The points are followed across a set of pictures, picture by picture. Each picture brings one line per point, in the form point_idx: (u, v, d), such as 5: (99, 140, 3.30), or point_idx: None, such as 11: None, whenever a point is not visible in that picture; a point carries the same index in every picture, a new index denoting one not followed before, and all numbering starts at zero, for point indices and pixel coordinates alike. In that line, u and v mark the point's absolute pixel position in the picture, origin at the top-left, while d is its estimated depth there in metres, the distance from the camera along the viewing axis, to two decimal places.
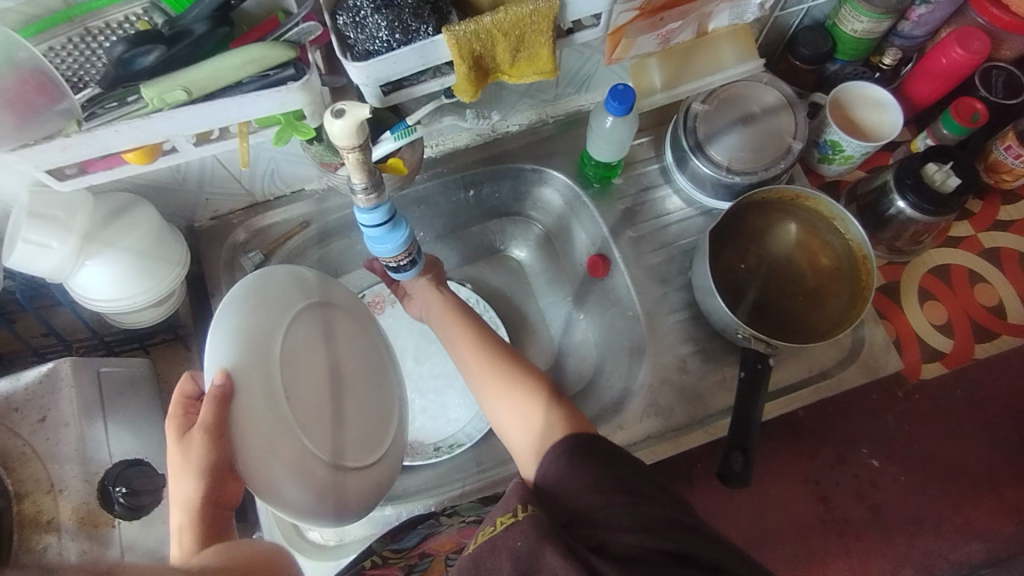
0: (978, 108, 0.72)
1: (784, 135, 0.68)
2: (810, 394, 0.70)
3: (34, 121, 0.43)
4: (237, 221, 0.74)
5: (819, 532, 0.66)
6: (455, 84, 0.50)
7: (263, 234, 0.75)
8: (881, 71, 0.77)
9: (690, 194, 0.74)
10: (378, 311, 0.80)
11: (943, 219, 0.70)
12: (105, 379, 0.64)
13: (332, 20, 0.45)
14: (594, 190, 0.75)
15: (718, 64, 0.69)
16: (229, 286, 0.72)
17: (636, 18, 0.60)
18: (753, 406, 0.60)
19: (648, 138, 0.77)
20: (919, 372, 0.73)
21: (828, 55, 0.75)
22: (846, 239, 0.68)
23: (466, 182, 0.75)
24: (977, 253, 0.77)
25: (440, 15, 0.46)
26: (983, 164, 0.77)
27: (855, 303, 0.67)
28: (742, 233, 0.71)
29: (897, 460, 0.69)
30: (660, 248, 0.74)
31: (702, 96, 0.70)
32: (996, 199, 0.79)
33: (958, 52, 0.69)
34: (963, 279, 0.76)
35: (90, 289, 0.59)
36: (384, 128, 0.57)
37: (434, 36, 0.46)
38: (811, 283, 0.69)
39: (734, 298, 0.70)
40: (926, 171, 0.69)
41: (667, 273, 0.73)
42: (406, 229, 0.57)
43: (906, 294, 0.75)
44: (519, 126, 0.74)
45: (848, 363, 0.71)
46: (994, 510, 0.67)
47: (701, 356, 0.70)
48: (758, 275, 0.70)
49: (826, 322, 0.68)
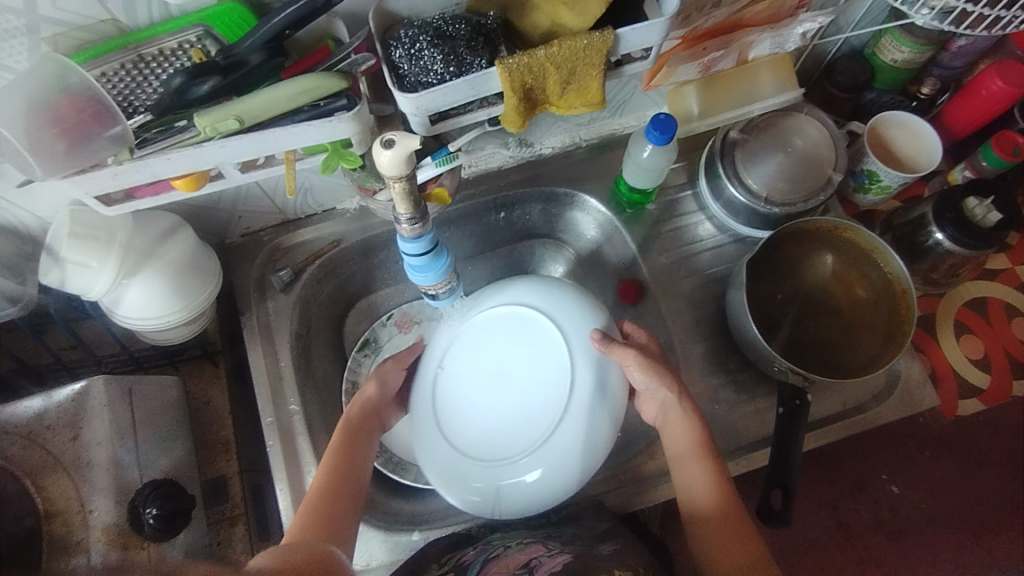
0: (1020, 141, 0.70)
1: (824, 166, 0.67)
2: (845, 429, 0.68)
3: (86, 147, 0.42)
4: (268, 239, 0.74)
5: (841, 558, 0.76)
6: (503, 114, 0.50)
7: (293, 251, 0.75)
8: (919, 100, 0.76)
9: (723, 222, 0.73)
10: (405, 331, 0.80)
11: (982, 253, 0.69)
12: (136, 397, 0.64)
13: (387, 51, 0.45)
14: (627, 214, 0.74)
15: (756, 92, 0.68)
16: (259, 304, 0.72)
17: (678, 46, 0.60)
18: (792, 442, 0.59)
19: (681, 164, 0.76)
20: (956, 409, 0.72)
21: (865, 84, 0.74)
22: (884, 273, 0.68)
23: (497, 204, 0.75)
24: (1014, 287, 0.76)
25: (492, 47, 0.46)
26: (1021, 197, 0.76)
27: (893, 338, 0.66)
28: (777, 264, 0.70)
29: (917, 487, 0.78)
30: (692, 275, 0.73)
31: (740, 125, 0.69)
32: None
33: (998, 84, 0.68)
34: (999, 313, 0.75)
35: (126, 309, 0.59)
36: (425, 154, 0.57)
37: (487, 69, 0.46)
38: (847, 317, 0.68)
39: (769, 330, 0.69)
40: (967, 205, 0.69)
41: (700, 301, 0.72)
42: (446, 258, 0.56)
43: (942, 328, 0.74)
44: (552, 148, 0.74)
45: (884, 397, 0.70)
46: (1013, 540, 0.76)
47: (734, 386, 0.69)
48: (792, 307, 0.69)
49: (863, 357, 0.67)
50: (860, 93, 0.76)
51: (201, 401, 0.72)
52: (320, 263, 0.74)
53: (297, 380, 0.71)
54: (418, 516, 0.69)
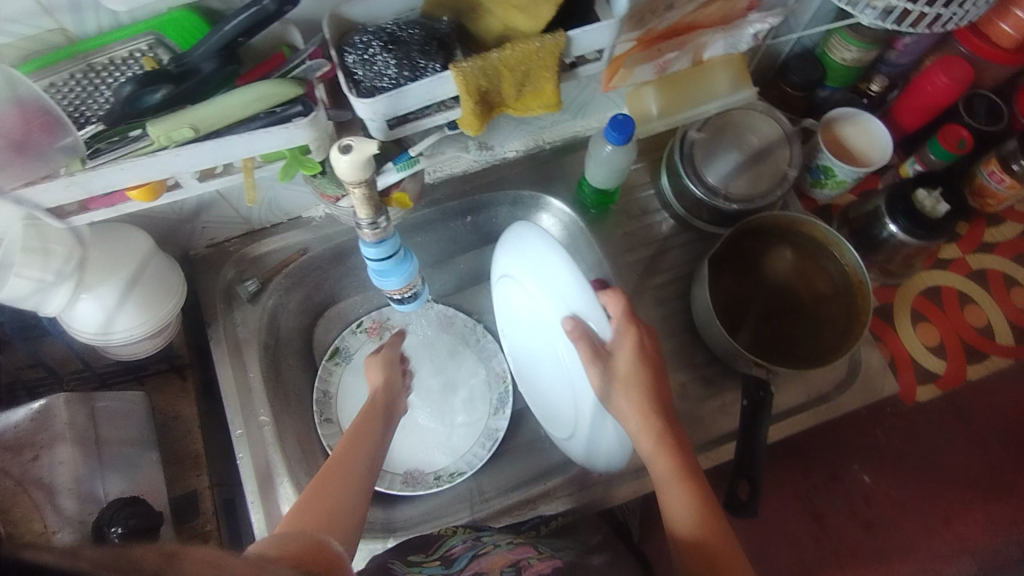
0: (964, 134, 0.73)
1: (780, 163, 0.69)
2: (809, 419, 0.70)
3: (35, 158, 0.42)
4: (234, 249, 0.73)
5: (815, 548, 0.80)
6: (461, 118, 0.51)
7: (259, 261, 0.74)
8: (869, 97, 0.79)
9: (688, 220, 0.74)
10: (376, 338, 0.80)
11: (932, 243, 0.72)
12: (99, 414, 0.63)
13: (341, 57, 0.46)
14: (592, 214, 0.75)
15: (711, 92, 0.70)
16: (226, 315, 0.72)
17: (634, 49, 0.61)
18: (758, 434, 0.61)
19: (643, 164, 0.77)
20: (914, 395, 0.74)
21: (818, 82, 0.76)
22: (841, 265, 0.70)
23: (463, 208, 0.75)
24: (966, 275, 0.79)
25: (447, 51, 0.47)
26: (970, 188, 0.79)
27: (852, 327, 0.67)
28: (740, 260, 0.71)
29: (887, 476, 0.80)
30: (657, 273, 0.75)
31: (697, 124, 0.71)
32: (982, 221, 0.81)
33: (942, 80, 0.71)
34: (953, 301, 0.78)
35: (87, 324, 0.58)
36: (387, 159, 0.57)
37: (441, 73, 0.46)
38: (809, 309, 0.70)
39: (733, 324, 0.70)
40: (917, 197, 0.71)
41: (665, 298, 0.74)
42: (411, 263, 0.57)
43: (899, 317, 0.76)
44: (516, 152, 0.73)
45: (846, 387, 0.71)
46: (983, 525, 0.79)
47: (700, 381, 0.71)
48: (757, 300, 0.71)
49: (824, 348, 0.68)
50: (813, 91, 0.78)
51: (170, 415, 0.71)
52: (287, 272, 0.74)
53: (266, 391, 0.70)
54: (392, 522, 0.69)
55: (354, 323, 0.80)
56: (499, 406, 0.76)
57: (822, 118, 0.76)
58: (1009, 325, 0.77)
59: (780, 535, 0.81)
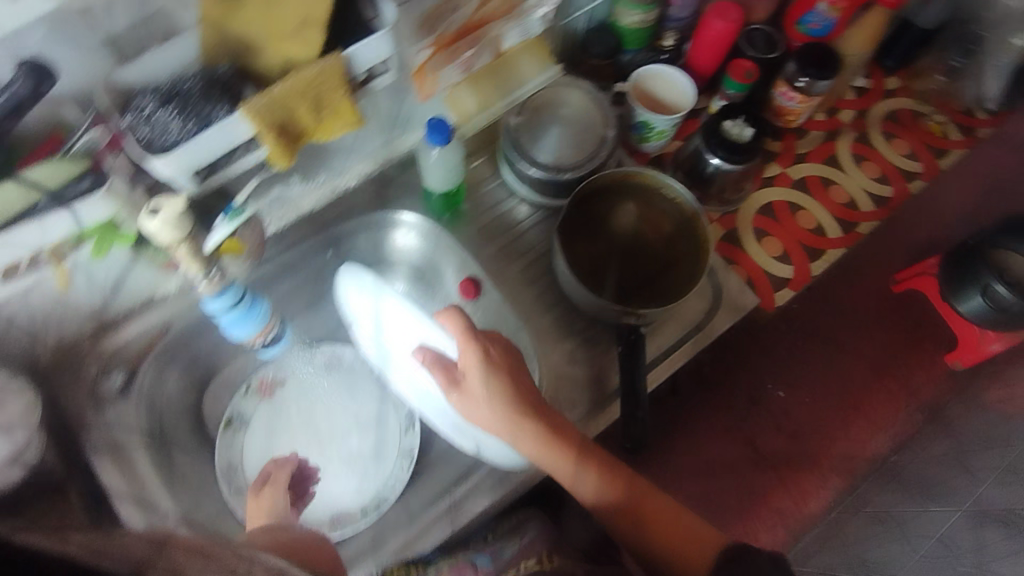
0: (749, 66, 0.81)
1: (599, 126, 0.75)
2: (690, 350, 0.75)
3: None
4: (87, 348, 0.69)
5: (756, 471, 0.78)
6: (267, 155, 0.51)
7: (119, 353, 0.70)
8: (667, 51, 0.86)
9: (535, 200, 0.78)
10: (269, 395, 0.77)
11: (751, 165, 0.79)
12: None
13: (117, 123, 0.45)
14: (446, 218, 0.78)
15: (520, 78, 0.75)
16: (97, 418, 0.68)
17: (433, 54, 0.63)
18: (637, 372, 0.68)
19: (483, 158, 0.80)
20: (773, 301, 0.84)
21: (617, 48, 0.83)
22: (676, 202, 0.75)
23: (322, 243, 0.75)
24: (790, 186, 0.89)
25: (231, 94, 0.47)
26: (772, 111, 0.88)
27: (700, 257, 0.73)
28: (587, 224, 0.75)
29: (797, 385, 0.82)
30: (522, 256, 0.78)
31: (517, 109, 0.75)
32: (791, 137, 0.91)
33: (718, 23, 0.78)
34: (785, 212, 0.87)
35: None
36: (214, 213, 0.56)
37: (230, 115, 0.47)
38: (661, 252, 0.75)
39: (597, 285, 0.74)
40: (724, 128, 0.78)
41: (535, 276, 0.77)
42: (263, 307, 0.61)
43: (745, 238, 0.85)
44: (359, 177, 0.76)
45: (715, 311, 0.77)
46: (887, 402, 0.81)
47: (587, 344, 0.74)
48: (611, 258, 0.75)
49: (681, 282, 0.73)
50: (617, 57, 0.84)
51: None
52: (155, 353, 0.71)
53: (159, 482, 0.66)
54: None
55: (241, 387, 0.76)
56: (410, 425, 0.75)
57: (630, 79, 0.82)
58: (835, 220, 0.87)
59: (717, 468, 0.78)
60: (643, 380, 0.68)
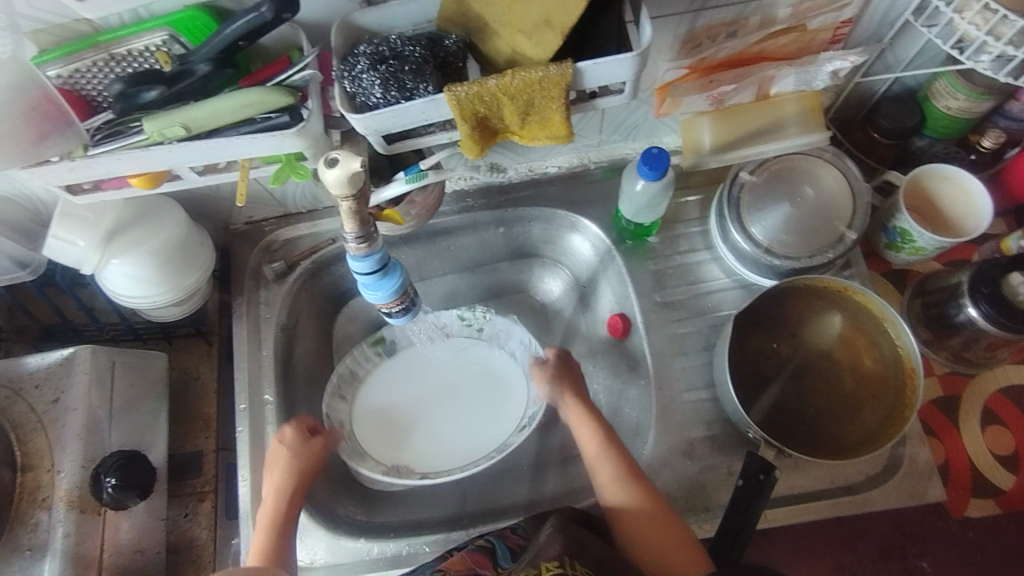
0: (646, 15, 0.49)
1: (352, 197, 0.53)
2: (882, 495, 0.72)
3: (194, 257, 0.76)
4: (269, 228, 0.88)
5: None
6: (206, 261, 0.78)
7: (290, 243, 0.88)
8: (451, 37, 0.51)
9: (435, 231, 0.86)
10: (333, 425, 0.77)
11: (840, 281, 0.71)
12: (119, 367, 0.76)
13: (101, 279, 0.72)
14: (405, 174, 0.63)
15: (314, 136, 0.53)
16: (254, 291, 0.86)
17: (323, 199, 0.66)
18: (750, 516, 0.62)
19: (448, 153, 0.63)
20: (890, 264, 0.83)
21: (355, 50, 0.52)
22: (895, 345, 0.70)
23: (431, 234, 0.86)
24: (782, 99, 0.73)
25: (186, 218, 0.76)
26: (776, 36, 0.66)
27: (893, 417, 0.69)
28: (752, 357, 0.75)
29: None
30: (657, 270, 0.83)
31: (428, 145, 0.58)
32: (783, 38, 0.66)
33: None
34: (816, 109, 0.74)
35: (126, 285, 0.72)
36: (205, 261, 0.78)
37: (182, 215, 0.75)
38: (854, 435, 0.70)
39: (756, 394, 0.74)
40: (743, 197, 0.75)
41: (688, 345, 0.80)
42: (398, 276, 0.61)
43: (731, 116, 0.75)
44: (464, 183, 0.84)
45: (880, 480, 0.72)
46: None
47: (711, 442, 0.76)
48: (789, 362, 0.75)
49: (856, 435, 0.70)
50: (411, 33, 0.53)
51: (194, 373, 0.88)
52: (137, 378, 0.78)
53: (272, 373, 0.83)
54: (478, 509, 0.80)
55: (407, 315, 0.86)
56: (526, 423, 0.79)
57: (415, 144, 0.59)
58: (805, 107, 0.73)
59: None
60: (752, 527, 0.62)
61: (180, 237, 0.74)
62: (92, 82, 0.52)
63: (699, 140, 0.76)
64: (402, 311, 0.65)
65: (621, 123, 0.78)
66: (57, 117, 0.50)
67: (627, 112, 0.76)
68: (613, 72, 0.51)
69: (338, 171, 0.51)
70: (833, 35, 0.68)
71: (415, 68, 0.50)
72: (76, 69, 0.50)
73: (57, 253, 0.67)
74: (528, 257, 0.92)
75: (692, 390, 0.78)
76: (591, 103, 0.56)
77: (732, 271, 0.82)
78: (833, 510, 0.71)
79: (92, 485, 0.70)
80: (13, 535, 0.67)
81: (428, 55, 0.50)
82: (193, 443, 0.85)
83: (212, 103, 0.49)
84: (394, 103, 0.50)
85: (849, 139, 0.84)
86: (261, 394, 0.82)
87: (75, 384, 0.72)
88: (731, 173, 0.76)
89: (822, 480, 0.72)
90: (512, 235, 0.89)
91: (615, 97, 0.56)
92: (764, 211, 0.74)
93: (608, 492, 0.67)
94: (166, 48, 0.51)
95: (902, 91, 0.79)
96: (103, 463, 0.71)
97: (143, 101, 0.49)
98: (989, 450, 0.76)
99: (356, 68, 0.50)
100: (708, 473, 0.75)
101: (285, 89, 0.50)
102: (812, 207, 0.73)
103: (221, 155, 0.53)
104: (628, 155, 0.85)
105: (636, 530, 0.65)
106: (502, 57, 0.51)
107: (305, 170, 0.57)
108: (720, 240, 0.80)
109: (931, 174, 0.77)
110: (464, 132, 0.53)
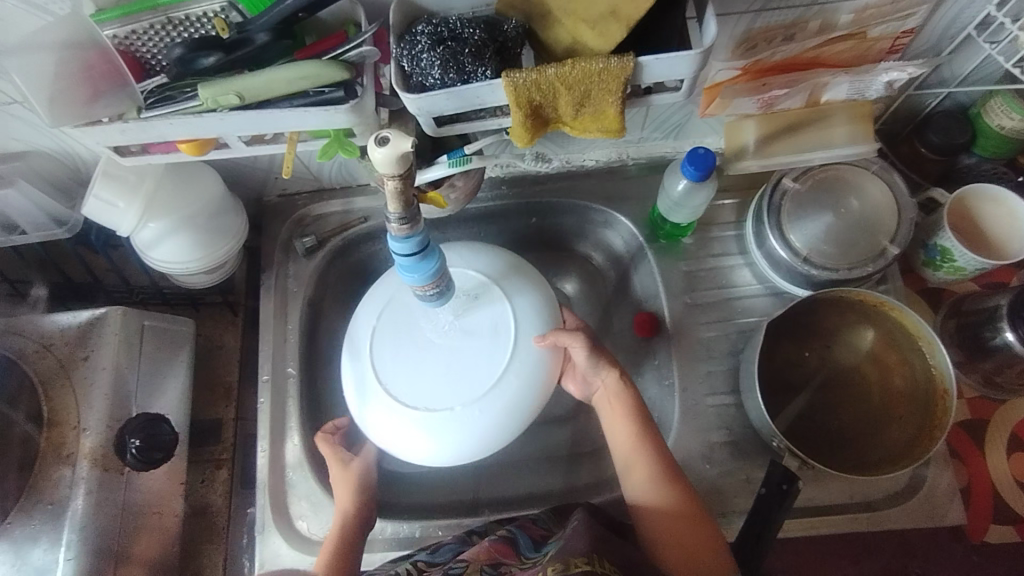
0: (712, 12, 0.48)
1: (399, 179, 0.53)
2: (901, 514, 0.71)
3: (228, 228, 0.77)
4: (302, 202, 0.88)
5: None
6: (239, 232, 0.78)
7: (321, 219, 0.88)
8: (511, 22, 0.50)
9: (468, 217, 0.85)
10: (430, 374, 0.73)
11: (881, 295, 0.70)
12: (147, 330, 0.77)
13: (136, 244, 0.73)
14: (449, 158, 0.63)
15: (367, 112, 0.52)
16: (283, 264, 0.86)
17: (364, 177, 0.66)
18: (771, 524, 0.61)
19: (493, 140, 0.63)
20: (926, 282, 0.82)
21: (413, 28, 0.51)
22: (929, 364, 0.70)
23: (466, 218, 0.85)
24: (831, 105, 0.72)
25: (223, 188, 0.76)
26: (834, 41, 0.65)
27: (919, 438, 0.69)
28: (780, 365, 0.75)
29: None
30: (689, 272, 0.82)
31: (477, 130, 0.57)
32: (841, 43, 0.65)
33: None
34: (866, 118, 0.72)
35: (160, 251, 0.72)
36: (239, 233, 0.78)
37: (220, 184, 0.75)
38: (878, 453, 0.70)
39: (781, 404, 0.74)
40: (785, 204, 0.74)
41: (715, 349, 0.79)
42: (436, 260, 0.61)
43: (776, 120, 0.74)
44: (501, 170, 0.83)
45: (899, 499, 0.71)
46: None
47: (731, 448, 0.76)
48: (818, 372, 0.74)
49: (880, 453, 0.70)
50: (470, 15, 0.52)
51: (218, 341, 0.89)
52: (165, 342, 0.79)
53: (297, 347, 0.83)
54: (492, 497, 0.80)
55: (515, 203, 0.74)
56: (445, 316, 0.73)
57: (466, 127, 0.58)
58: (854, 115, 0.72)
59: None
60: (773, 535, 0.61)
61: (214, 206, 0.74)
62: (148, 44, 0.52)
63: (744, 143, 0.75)
64: (436, 294, 0.65)
65: (666, 120, 0.77)
66: (112, 77, 0.50)
67: (673, 109, 0.75)
68: (673, 68, 0.50)
69: (388, 151, 0.50)
70: (893, 44, 0.66)
71: (474, 52, 0.49)
72: (133, 30, 0.50)
73: (96, 216, 0.67)
74: (559, 250, 0.92)
75: (716, 394, 0.78)
76: (645, 99, 0.56)
77: (764, 279, 0.81)
78: (851, 524, 0.70)
79: (116, 445, 0.70)
80: (36, 489, 0.68)
81: (488, 39, 0.50)
82: (213, 411, 0.85)
83: (267, 74, 0.49)
84: (449, 85, 0.49)
85: (894, 152, 0.83)
86: (285, 366, 0.82)
87: (105, 345, 0.73)
88: (774, 179, 0.75)
89: (843, 494, 0.71)
90: (546, 225, 0.88)
91: (670, 95, 0.55)
92: (805, 219, 0.73)
93: (650, 492, 0.66)
94: (224, 15, 0.50)
95: (954, 108, 0.78)
96: (129, 424, 0.71)
97: (199, 67, 0.49)
98: (1012, 477, 0.75)
99: (415, 48, 0.50)
100: (726, 479, 0.75)
101: (340, 65, 0.50)
102: (856, 219, 0.72)
103: (269, 127, 0.52)
104: (668, 153, 0.84)
105: (657, 529, 0.65)
106: (562, 46, 0.50)
107: (352, 148, 0.57)
108: (754, 245, 0.79)
109: (976, 195, 0.76)
110: (517, 119, 0.52)
